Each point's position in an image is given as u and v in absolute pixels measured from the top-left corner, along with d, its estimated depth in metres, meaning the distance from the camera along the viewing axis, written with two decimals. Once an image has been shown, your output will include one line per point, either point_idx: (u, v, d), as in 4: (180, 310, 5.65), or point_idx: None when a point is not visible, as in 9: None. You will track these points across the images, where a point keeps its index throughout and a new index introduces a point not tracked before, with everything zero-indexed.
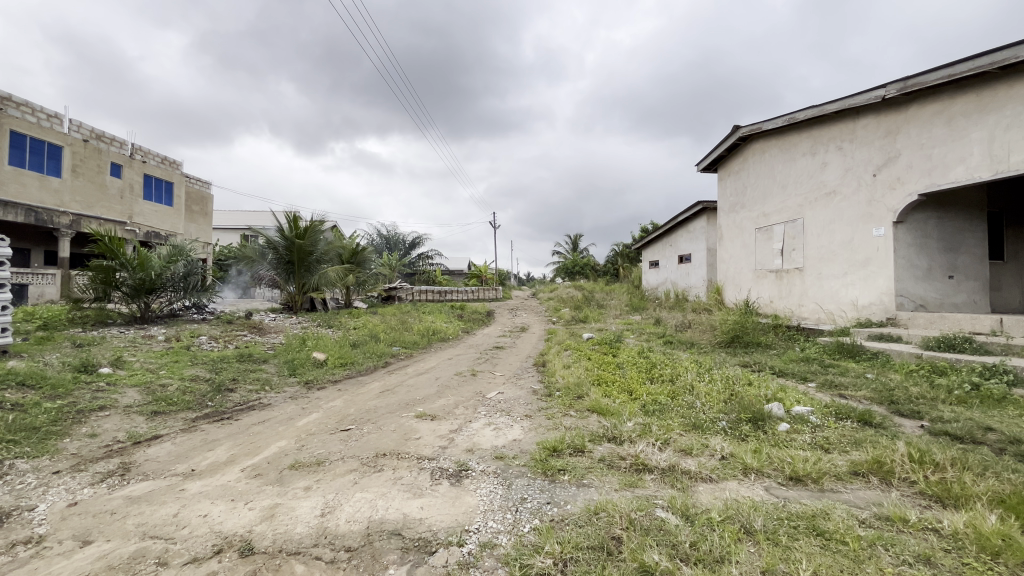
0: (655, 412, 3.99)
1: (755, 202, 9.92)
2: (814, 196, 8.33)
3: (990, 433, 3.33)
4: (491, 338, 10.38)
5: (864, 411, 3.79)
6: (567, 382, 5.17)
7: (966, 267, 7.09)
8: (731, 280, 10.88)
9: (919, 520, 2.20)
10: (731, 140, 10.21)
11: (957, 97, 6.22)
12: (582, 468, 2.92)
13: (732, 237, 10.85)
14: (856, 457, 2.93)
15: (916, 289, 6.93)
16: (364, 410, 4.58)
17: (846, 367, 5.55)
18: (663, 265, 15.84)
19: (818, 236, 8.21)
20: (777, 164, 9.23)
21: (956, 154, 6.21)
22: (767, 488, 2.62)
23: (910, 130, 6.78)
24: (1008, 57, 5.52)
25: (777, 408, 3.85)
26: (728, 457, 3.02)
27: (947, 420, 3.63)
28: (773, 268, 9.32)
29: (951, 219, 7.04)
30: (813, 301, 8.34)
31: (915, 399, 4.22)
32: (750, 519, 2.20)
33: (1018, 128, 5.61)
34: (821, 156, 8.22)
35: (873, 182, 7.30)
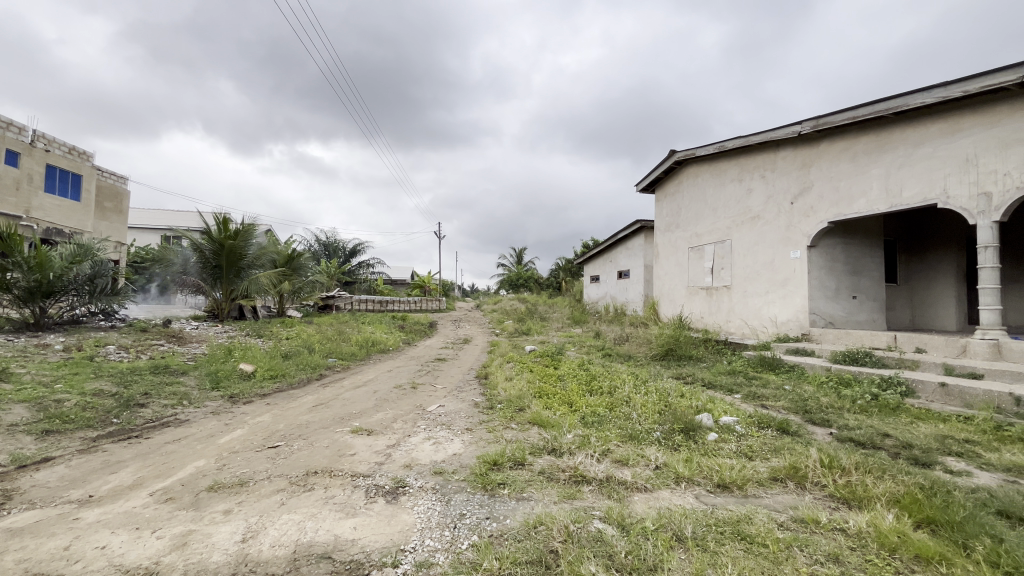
0: (594, 424, 4.08)
1: (689, 223, 10.52)
2: (740, 220, 8.98)
3: (887, 439, 3.68)
4: (432, 350, 10.19)
5: (782, 420, 4.07)
6: (509, 394, 5.17)
7: (866, 288, 7.86)
8: (665, 295, 11.42)
9: (829, 520, 2.38)
10: (667, 163, 10.80)
11: (860, 136, 6.95)
12: (522, 481, 2.91)
13: (667, 255, 11.44)
14: (775, 463, 3.13)
15: (826, 307, 7.60)
16: (294, 426, 4.32)
17: (767, 380, 5.96)
18: (603, 280, 16.41)
19: (744, 256, 8.84)
20: (708, 188, 9.89)
21: (859, 188, 6.93)
22: (697, 496, 2.74)
23: (822, 163, 7.49)
24: (900, 105, 6.24)
25: (706, 418, 4.05)
26: (662, 466, 3.13)
27: (852, 428, 3.98)
28: (704, 286, 9.91)
29: (854, 245, 7.80)
30: (738, 316, 8.93)
31: (825, 408, 4.62)
32: (681, 526, 2.29)
33: (909, 167, 6.33)
34: (746, 183, 8.88)
35: (791, 210, 7.98)
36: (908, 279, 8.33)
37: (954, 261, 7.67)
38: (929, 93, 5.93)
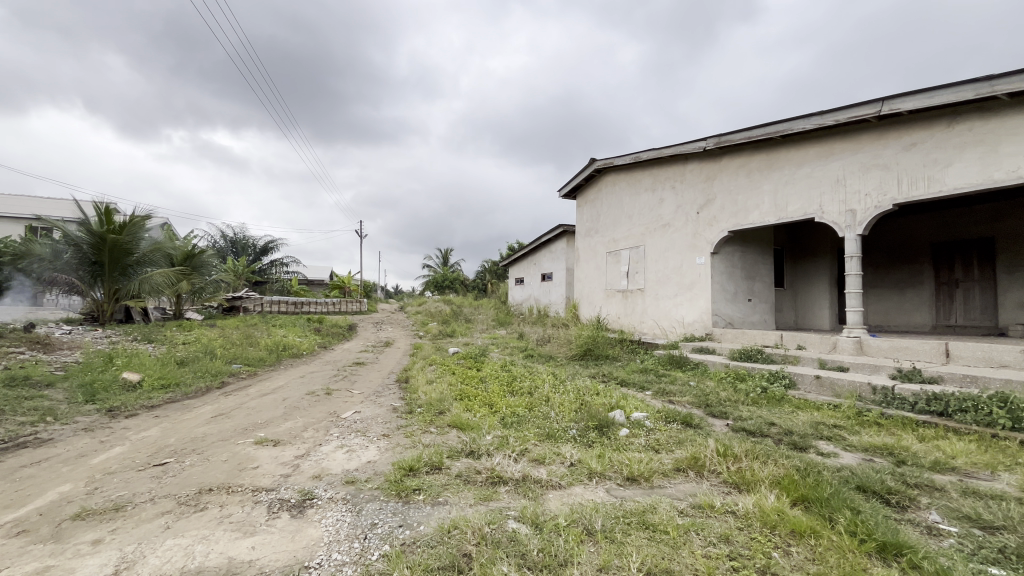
0: (513, 424, 4.12)
1: (607, 229, 11.03)
2: (653, 227, 9.58)
3: (773, 427, 4.10)
4: (351, 354, 9.75)
5: (686, 414, 4.39)
6: (429, 398, 5.07)
7: (759, 292, 8.70)
8: (585, 298, 11.87)
9: (722, 505, 2.59)
10: (588, 171, 11.24)
11: (754, 154, 7.70)
12: (438, 486, 2.86)
13: (587, 259, 11.90)
14: (678, 455, 3.36)
15: (726, 309, 8.31)
16: (187, 440, 3.91)
17: (674, 376, 6.40)
18: (527, 282, 16.70)
19: (656, 261, 9.43)
20: (625, 196, 10.44)
21: (753, 201, 7.67)
22: (608, 489, 2.86)
23: (723, 177, 8.19)
24: (787, 128, 6.99)
25: (619, 415, 4.25)
26: (576, 463, 3.23)
27: (744, 418, 4.38)
28: (620, 289, 10.44)
29: (750, 252, 8.61)
30: (651, 318, 9.51)
31: (723, 402, 5.04)
32: (591, 521, 2.37)
33: (793, 184, 7.11)
34: (659, 192, 9.49)
35: (697, 219, 8.64)
36: (793, 284, 9.35)
37: (829, 267, 8.73)
38: (809, 120, 6.69)
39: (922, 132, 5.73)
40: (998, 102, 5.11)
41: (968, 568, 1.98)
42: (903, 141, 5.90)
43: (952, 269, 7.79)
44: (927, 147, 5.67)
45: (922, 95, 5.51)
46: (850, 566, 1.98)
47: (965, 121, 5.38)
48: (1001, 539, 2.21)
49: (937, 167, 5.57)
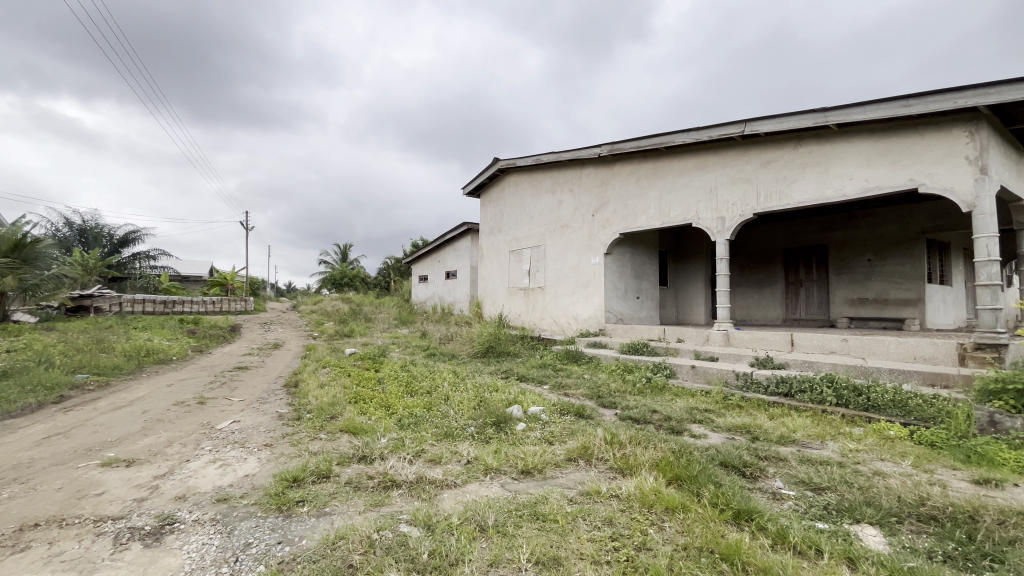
0: (410, 425, 4.01)
1: (510, 228, 11.25)
2: (553, 228, 9.96)
3: (654, 414, 4.47)
4: (231, 358, 8.82)
5: (578, 405, 4.62)
6: (320, 402, 4.76)
7: (646, 290, 9.44)
8: (488, 295, 12.00)
9: (607, 489, 2.76)
10: (491, 170, 11.34)
11: (643, 163, 8.33)
12: (325, 495, 2.69)
13: (491, 257, 12.03)
14: (570, 445, 3.52)
15: (617, 306, 8.89)
16: (8, 467, 3.24)
17: (570, 370, 6.71)
18: (431, 280, 16.45)
19: (556, 260, 9.83)
20: (527, 197, 10.73)
21: (641, 206, 8.29)
22: (503, 484, 2.91)
23: (616, 183, 8.75)
24: (669, 141, 7.63)
25: (517, 410, 4.34)
26: (472, 460, 3.24)
27: (630, 407, 4.73)
28: (522, 287, 10.71)
29: (638, 253, 9.30)
30: (550, 314, 9.88)
31: (613, 392, 5.39)
32: (484, 517, 2.39)
33: (675, 192, 7.81)
34: (558, 195, 9.88)
35: (592, 221, 9.14)
36: (674, 282, 10.29)
37: (704, 268, 9.76)
38: (687, 134, 7.38)
39: (775, 152, 6.62)
40: (831, 130, 6.06)
41: (802, 525, 2.33)
42: (761, 158, 6.76)
43: (797, 270, 9.10)
44: (779, 165, 6.56)
45: (775, 119, 6.35)
46: (711, 535, 2.22)
47: (807, 145, 6.30)
48: (827, 499, 2.63)
49: (786, 183, 6.47)
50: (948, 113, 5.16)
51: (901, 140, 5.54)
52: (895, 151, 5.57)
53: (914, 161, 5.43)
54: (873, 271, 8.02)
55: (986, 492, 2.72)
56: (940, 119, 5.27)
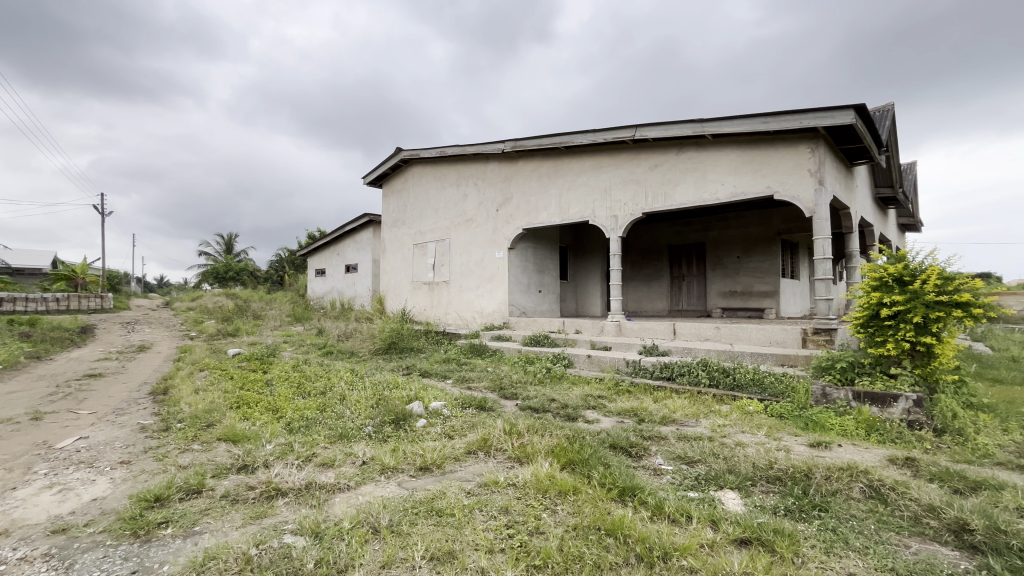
0: (300, 429, 3.75)
1: (414, 221, 10.98)
2: (457, 222, 9.92)
3: (552, 403, 4.66)
4: (81, 364, 7.54)
5: (480, 398, 4.66)
6: (194, 410, 4.26)
7: (548, 284, 9.79)
8: (391, 290, 11.63)
9: (504, 479, 2.82)
10: (394, 160, 10.96)
11: (544, 161, 8.58)
12: (195, 513, 2.41)
13: (393, 251, 11.65)
14: (470, 438, 3.53)
15: (521, 299, 9.11)
16: None
17: (474, 364, 6.75)
18: (328, 274, 15.52)
19: (460, 254, 9.81)
20: (431, 189, 10.54)
21: (543, 202, 8.56)
22: (400, 483, 2.84)
23: (519, 179, 8.93)
24: (568, 140, 7.94)
25: (418, 406, 4.26)
26: (368, 461, 3.11)
27: (530, 397, 4.88)
28: (426, 281, 10.54)
29: (540, 248, 9.59)
30: (455, 309, 9.85)
31: (515, 384, 5.53)
32: (378, 518, 2.31)
33: (573, 190, 8.17)
34: (463, 188, 9.86)
35: (496, 216, 9.25)
36: (574, 277, 10.78)
37: (600, 263, 10.35)
38: (584, 135, 7.74)
39: (661, 157, 7.20)
40: (707, 140, 6.73)
41: (677, 496, 2.58)
42: (648, 162, 7.31)
43: (680, 265, 10.01)
44: (664, 169, 7.15)
45: (661, 127, 6.90)
46: (598, 513, 2.36)
47: (688, 152, 6.94)
48: (698, 470, 2.93)
49: (669, 186, 7.08)
50: (796, 132, 5.99)
51: (761, 152, 6.32)
52: (756, 162, 6.34)
53: (771, 172, 6.23)
54: (741, 267, 9.11)
55: (818, 453, 3.24)
56: (791, 136, 6.10)
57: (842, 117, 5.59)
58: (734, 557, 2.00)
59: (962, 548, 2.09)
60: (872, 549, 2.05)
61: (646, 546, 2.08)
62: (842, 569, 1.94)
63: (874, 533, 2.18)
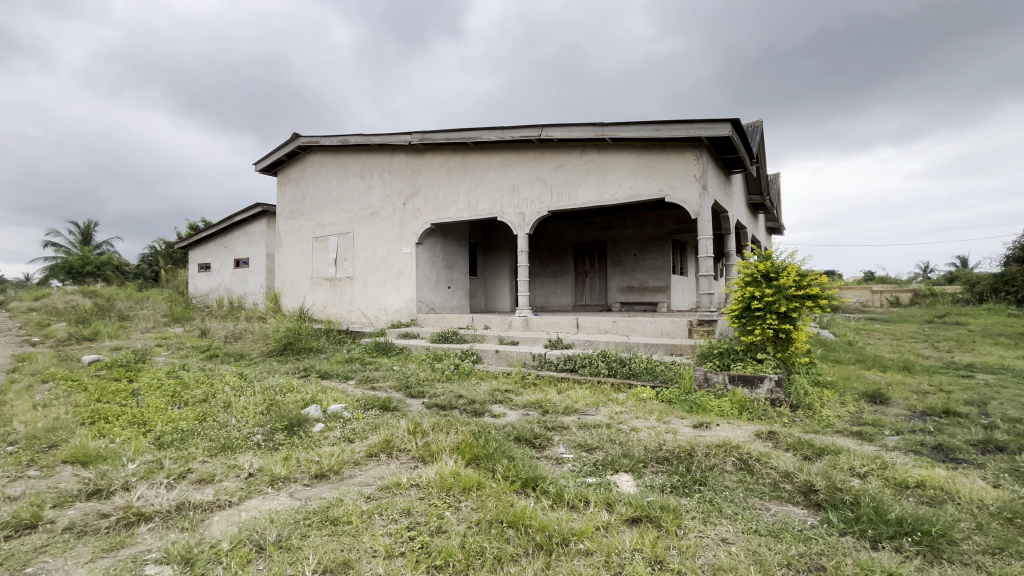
0: (173, 443, 3.32)
1: (313, 213, 10.28)
2: (362, 214, 9.47)
3: (460, 399, 4.64)
4: None
5: (384, 398, 4.49)
6: (32, 430, 3.58)
7: (457, 280, 9.71)
8: (288, 286, 10.79)
9: (407, 480, 2.73)
10: (290, 147, 10.16)
11: (452, 155, 8.48)
12: (28, 551, 2.02)
13: (290, 244, 10.82)
14: (372, 441, 3.37)
15: (429, 296, 8.93)
16: None
17: (379, 363, 6.50)
18: (213, 269, 13.99)
19: (365, 249, 9.39)
20: (333, 179, 9.94)
21: (451, 197, 8.47)
22: (292, 494, 2.63)
23: (426, 173, 8.74)
24: (477, 136, 7.91)
25: (314, 410, 3.98)
26: (255, 473, 2.84)
27: (437, 395, 4.81)
28: (328, 277, 9.93)
29: (449, 244, 9.48)
30: (359, 306, 9.41)
31: (422, 382, 5.41)
32: (264, 534, 2.11)
33: (482, 186, 8.18)
34: (368, 180, 9.43)
35: (403, 210, 8.98)
36: (483, 273, 10.83)
37: (509, 260, 10.51)
38: (492, 132, 7.77)
39: (565, 157, 7.47)
40: (607, 143, 7.10)
41: (577, 483, 2.69)
42: (554, 162, 7.55)
43: (584, 262, 10.49)
44: (568, 169, 7.43)
45: (565, 128, 7.14)
46: (502, 506, 2.38)
47: (590, 154, 7.27)
48: (596, 456, 3.09)
49: (573, 186, 7.37)
50: (684, 140, 6.54)
51: (654, 157, 6.81)
52: (650, 166, 6.83)
53: (662, 176, 6.74)
54: (638, 264, 9.77)
55: (700, 432, 3.58)
56: (679, 144, 6.64)
57: (721, 129, 6.21)
58: (625, 535, 2.13)
59: (810, 506, 2.42)
60: (740, 514, 2.30)
61: (546, 534, 2.14)
62: (717, 535, 2.14)
63: (742, 500, 2.45)
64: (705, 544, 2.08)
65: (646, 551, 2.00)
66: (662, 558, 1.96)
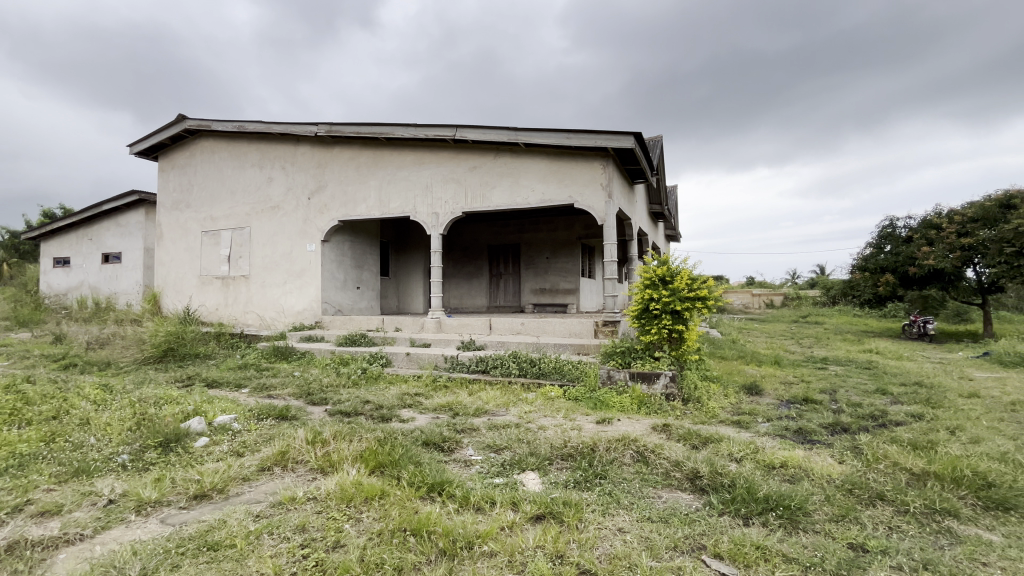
0: (9, 471, 2.79)
1: (202, 204, 9.29)
2: (260, 208, 8.74)
3: (367, 405, 4.44)
4: None
5: (281, 407, 4.16)
6: None
7: (367, 280, 9.31)
8: (170, 284, 9.63)
9: (304, 494, 2.54)
10: (175, 129, 9.08)
11: (363, 150, 8.12)
12: None
13: (173, 238, 9.67)
14: (264, 454, 3.10)
15: (336, 297, 8.46)
16: None
17: (277, 369, 6.02)
18: (74, 265, 12.07)
19: (263, 246, 8.67)
20: (227, 168, 9.06)
21: (361, 194, 8.11)
22: (163, 519, 2.33)
23: (334, 167, 8.29)
24: (389, 132, 7.66)
25: (197, 423, 3.57)
26: (118, 499, 2.48)
27: (341, 401, 4.55)
28: (219, 275, 9.02)
29: (358, 243, 9.07)
30: (256, 308, 8.66)
31: (325, 388, 5.09)
32: (125, 569, 1.84)
33: (394, 183, 7.93)
34: (267, 171, 8.72)
35: (307, 205, 8.42)
36: (395, 273, 10.50)
37: (422, 260, 10.30)
38: (405, 129, 7.56)
39: (479, 159, 7.48)
40: (520, 148, 7.23)
41: (483, 484, 2.69)
42: (468, 163, 7.53)
43: (498, 264, 10.59)
44: (483, 171, 7.46)
45: (479, 130, 7.15)
46: (406, 514, 2.30)
47: (503, 157, 7.35)
48: (504, 457, 3.11)
49: (487, 188, 7.41)
50: (592, 149, 6.85)
51: (565, 164, 7.06)
52: (561, 172, 7.07)
53: (572, 183, 7.01)
54: (549, 266, 10.07)
55: (602, 428, 3.76)
56: (587, 153, 6.95)
57: (625, 141, 6.60)
58: (529, 533, 2.16)
59: (696, 490, 2.65)
60: (635, 504, 2.45)
61: (450, 539, 2.10)
62: (614, 525, 2.25)
63: (637, 490, 2.61)
64: (603, 535, 2.17)
65: (547, 547, 2.05)
66: (562, 553, 2.02)
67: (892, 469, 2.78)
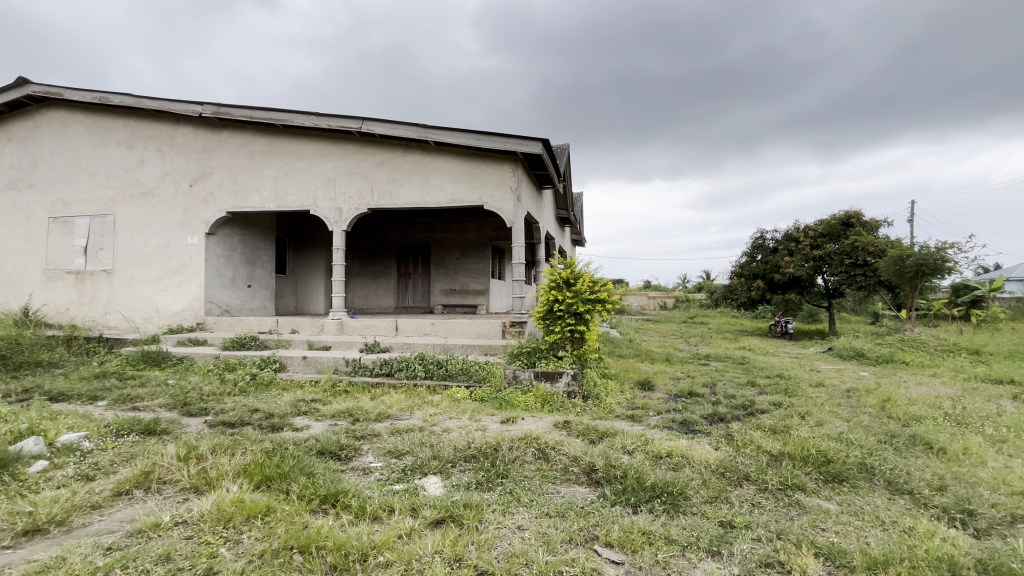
0: None
1: (50, 185, 7.90)
2: (128, 193, 7.64)
3: (255, 414, 4.07)
4: None
5: (149, 421, 3.66)
6: None
7: (260, 278, 8.55)
8: (4, 279, 8.06)
9: (171, 518, 2.25)
10: (14, 95, 7.62)
11: (256, 136, 7.45)
12: None
13: (9, 224, 8.09)
14: (122, 475, 2.70)
15: (222, 296, 7.66)
16: None
17: (146, 377, 5.29)
18: None
19: (132, 237, 7.60)
20: (84, 145, 7.80)
21: (254, 183, 7.42)
22: None
23: (222, 152, 7.50)
24: (287, 119, 7.10)
25: (32, 444, 3.00)
26: None
27: (225, 411, 4.12)
28: (72, 269, 7.73)
29: (250, 237, 8.29)
30: (121, 308, 7.56)
31: (205, 397, 4.57)
32: None
33: (292, 174, 7.37)
34: (138, 152, 7.65)
35: (188, 193, 7.53)
36: (293, 271, 9.77)
37: (324, 258, 9.70)
38: (305, 117, 7.06)
39: (387, 154, 7.22)
40: (430, 146, 7.10)
41: (382, 492, 2.58)
42: (375, 158, 7.24)
43: (406, 264, 10.31)
44: (390, 167, 7.21)
45: (387, 124, 6.90)
46: (293, 530, 2.13)
47: (413, 154, 7.18)
48: (405, 462, 3.02)
49: (395, 185, 7.18)
50: (501, 153, 6.94)
51: (475, 165, 7.06)
52: (471, 173, 7.06)
53: (481, 184, 7.03)
54: (459, 267, 10.02)
55: (507, 427, 3.80)
56: (497, 156, 7.02)
57: (533, 147, 6.77)
58: (427, 539, 2.11)
59: (591, 483, 2.78)
60: (535, 500, 2.51)
61: (341, 553, 1.98)
62: (513, 524, 2.28)
63: (538, 487, 2.67)
64: (502, 534, 2.19)
65: (446, 552, 2.01)
66: (460, 556, 2.00)
67: (756, 452, 3.14)
